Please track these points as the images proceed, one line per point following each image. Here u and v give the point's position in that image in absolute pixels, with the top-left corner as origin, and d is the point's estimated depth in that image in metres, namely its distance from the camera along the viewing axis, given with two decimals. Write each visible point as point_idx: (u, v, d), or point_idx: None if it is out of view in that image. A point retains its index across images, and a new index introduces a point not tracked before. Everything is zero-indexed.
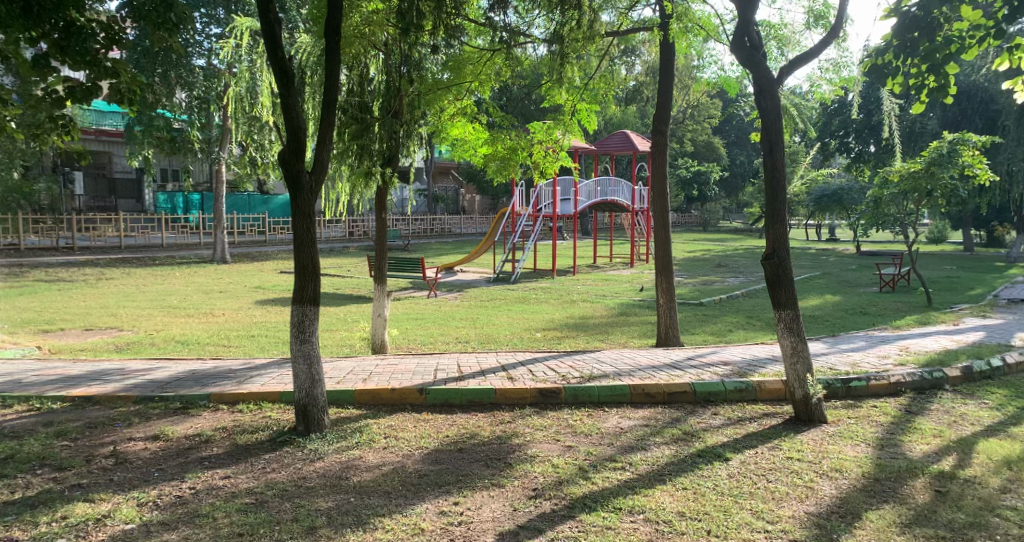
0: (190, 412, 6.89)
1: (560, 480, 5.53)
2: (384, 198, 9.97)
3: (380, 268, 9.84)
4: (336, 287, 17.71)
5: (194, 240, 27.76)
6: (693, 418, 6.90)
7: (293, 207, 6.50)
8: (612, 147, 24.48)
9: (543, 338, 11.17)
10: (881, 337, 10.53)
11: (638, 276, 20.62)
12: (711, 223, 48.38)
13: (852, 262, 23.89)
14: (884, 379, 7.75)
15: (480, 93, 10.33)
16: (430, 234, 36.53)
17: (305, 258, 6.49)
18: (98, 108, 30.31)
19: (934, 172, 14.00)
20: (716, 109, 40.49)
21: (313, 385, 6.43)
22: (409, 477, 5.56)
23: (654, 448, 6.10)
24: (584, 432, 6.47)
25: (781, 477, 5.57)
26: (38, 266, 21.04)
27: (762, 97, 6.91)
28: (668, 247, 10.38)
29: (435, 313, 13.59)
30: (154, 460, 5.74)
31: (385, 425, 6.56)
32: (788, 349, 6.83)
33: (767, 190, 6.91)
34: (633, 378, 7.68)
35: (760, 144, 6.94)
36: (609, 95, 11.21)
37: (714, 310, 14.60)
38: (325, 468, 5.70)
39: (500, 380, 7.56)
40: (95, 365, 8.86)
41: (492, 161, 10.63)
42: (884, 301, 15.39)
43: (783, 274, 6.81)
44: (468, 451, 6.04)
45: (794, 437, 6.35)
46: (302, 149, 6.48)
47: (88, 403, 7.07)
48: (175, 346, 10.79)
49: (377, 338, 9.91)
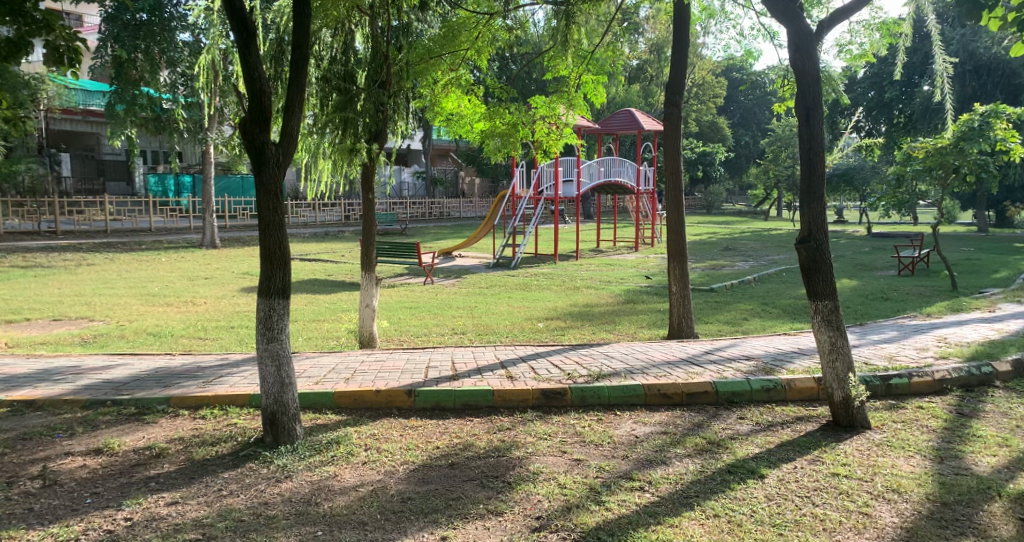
0: (146, 418, 6.05)
1: (569, 505, 4.70)
2: (371, 179, 8.98)
3: (367, 254, 8.98)
4: (327, 273, 16.81)
5: (184, 224, 26.88)
6: (717, 423, 6.05)
7: (257, 184, 5.61)
8: (616, 126, 23.46)
9: (545, 329, 10.32)
10: (913, 326, 9.66)
11: (642, 261, 19.76)
12: (715, 205, 47.39)
13: (865, 245, 23.01)
14: (927, 375, 6.89)
15: (477, 63, 9.27)
16: (429, 218, 35.62)
17: (271, 244, 5.60)
18: (84, 88, 29.32)
19: (962, 147, 13.11)
20: (720, 88, 39.38)
21: (283, 390, 5.58)
22: (389, 503, 4.73)
23: (676, 462, 5.27)
24: (594, 442, 5.61)
25: (829, 500, 4.73)
26: (17, 251, 20.11)
27: (797, 55, 6.02)
28: (682, 228, 9.48)
29: (431, 302, 12.72)
30: (88, 483, 4.92)
31: (366, 435, 5.71)
32: (826, 346, 5.98)
33: (803, 164, 6.03)
34: (646, 377, 6.82)
35: (795, 110, 6.07)
36: (618, 67, 10.17)
37: (727, 297, 13.76)
38: (292, 490, 4.88)
39: (498, 380, 6.70)
40: (49, 363, 7.99)
41: (492, 138, 9.64)
42: (905, 286, 14.54)
43: (821, 261, 5.96)
44: (461, 467, 5.21)
45: (836, 447, 5.51)
46: (267, 118, 5.58)
47: (28, 409, 6.26)
48: (146, 339, 9.93)
49: (365, 331, 9.03)
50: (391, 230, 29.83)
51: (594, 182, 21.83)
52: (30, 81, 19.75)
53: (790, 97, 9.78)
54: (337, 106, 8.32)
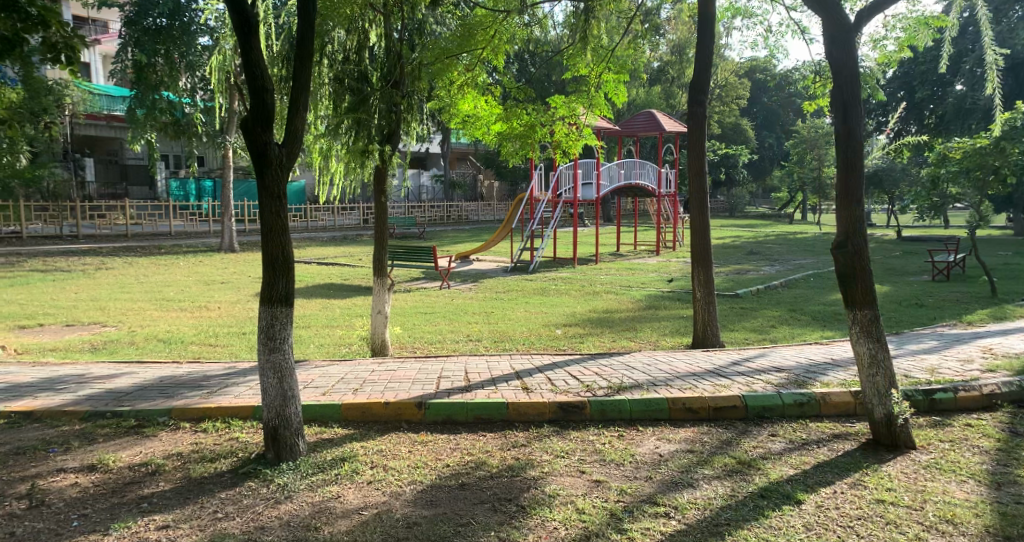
0: (144, 431, 5.76)
1: (588, 533, 4.41)
2: (384, 182, 8.62)
3: (379, 259, 8.68)
4: (343, 277, 16.55)
5: (203, 228, 26.78)
6: (747, 440, 5.67)
7: (259, 186, 5.30)
8: (637, 128, 23.04)
9: (564, 336, 9.96)
10: (954, 336, 9.18)
11: (664, 265, 19.36)
12: (738, 208, 46.73)
13: (896, 249, 22.39)
14: (974, 390, 6.47)
15: (495, 61, 8.89)
16: (447, 222, 35.39)
17: (272, 249, 5.30)
18: (107, 92, 28.97)
19: (1005, 148, 12.57)
20: (744, 90, 38.72)
21: (285, 403, 5.28)
22: (393, 530, 4.43)
23: (705, 485, 4.92)
24: (616, 461, 5.25)
25: (874, 531, 4.45)
26: (37, 255, 20.06)
27: (834, 47, 5.64)
28: (707, 233, 9.06)
29: (447, 307, 12.40)
30: (77, 503, 4.66)
31: (373, 451, 5.39)
32: (865, 358, 5.59)
33: (840, 162, 5.66)
34: (670, 390, 6.44)
35: (831, 106, 5.70)
36: (640, 65, 9.76)
37: (753, 303, 13.34)
38: (291, 512, 4.59)
39: (513, 392, 6.34)
40: (54, 371, 7.75)
41: (511, 140, 9.27)
42: (939, 291, 14.03)
43: (859, 268, 5.56)
44: (473, 488, 4.88)
45: (879, 470, 5.15)
46: (269, 116, 5.26)
47: (26, 420, 6.00)
48: (156, 346, 9.69)
49: (377, 338, 8.72)
50: (409, 233, 29.59)
51: (613, 185, 21.41)
52: (54, 86, 19.61)
53: (821, 96, 9.32)
54: (351, 106, 7.93)
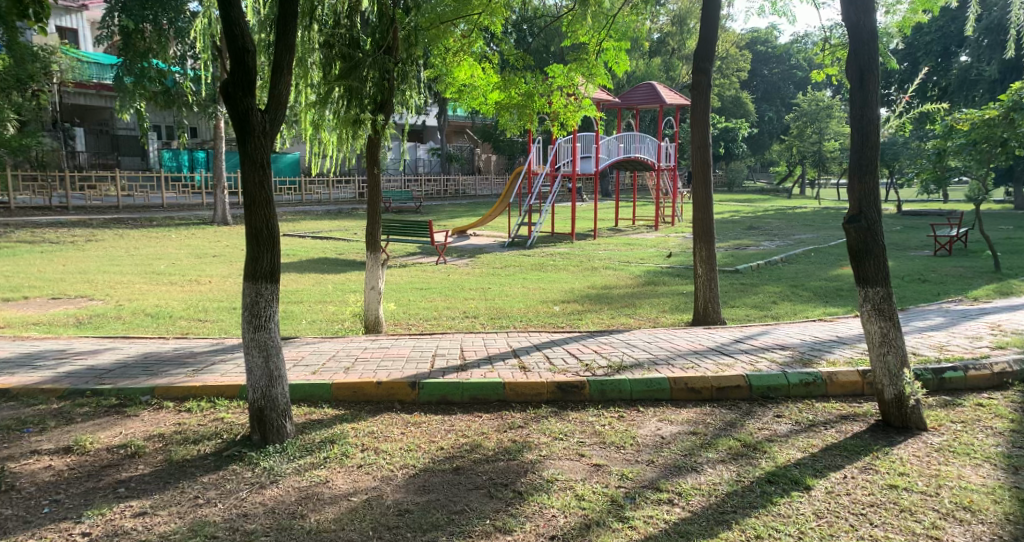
0: (125, 411, 5.51)
1: (587, 522, 4.19)
2: (376, 153, 8.30)
3: (372, 234, 8.41)
4: (338, 252, 16.27)
5: (196, 200, 26.41)
6: (752, 422, 5.45)
7: (242, 155, 5.02)
8: (637, 99, 22.62)
9: (562, 313, 9.74)
10: (960, 312, 8.96)
11: (662, 240, 19.08)
12: (737, 182, 46.29)
13: (898, 224, 22.11)
14: (985, 368, 6.26)
15: (493, 27, 8.57)
16: (444, 196, 35.06)
17: (257, 223, 5.03)
18: (97, 61, 28.49)
19: (1013, 118, 12.26)
20: (744, 63, 38.22)
21: (271, 384, 5.04)
22: (384, 518, 4.22)
23: (709, 469, 4.71)
24: (616, 444, 5.03)
25: (888, 519, 4.25)
26: (24, 226, 19.71)
27: (851, 9, 5.35)
28: (710, 207, 8.80)
29: (443, 283, 12.12)
30: (50, 488, 4.43)
31: (364, 433, 5.16)
32: (876, 337, 5.38)
33: (855, 132, 5.41)
34: (672, 369, 6.23)
35: (847, 72, 5.42)
36: (643, 31, 9.44)
37: (754, 278, 13.09)
38: (276, 499, 4.37)
39: (510, 372, 6.11)
40: (35, 346, 7.50)
41: (508, 110, 8.96)
42: (942, 266, 13.81)
43: (872, 242, 5.33)
44: (467, 473, 4.66)
45: (889, 453, 4.95)
46: (252, 81, 4.97)
47: (1, 398, 5.76)
48: (142, 321, 9.43)
49: (371, 314, 8.47)
50: (405, 206, 29.24)
51: (612, 157, 21.07)
52: (39, 53, 19.11)
53: (831, 63, 9.04)
54: (341, 73, 7.54)
